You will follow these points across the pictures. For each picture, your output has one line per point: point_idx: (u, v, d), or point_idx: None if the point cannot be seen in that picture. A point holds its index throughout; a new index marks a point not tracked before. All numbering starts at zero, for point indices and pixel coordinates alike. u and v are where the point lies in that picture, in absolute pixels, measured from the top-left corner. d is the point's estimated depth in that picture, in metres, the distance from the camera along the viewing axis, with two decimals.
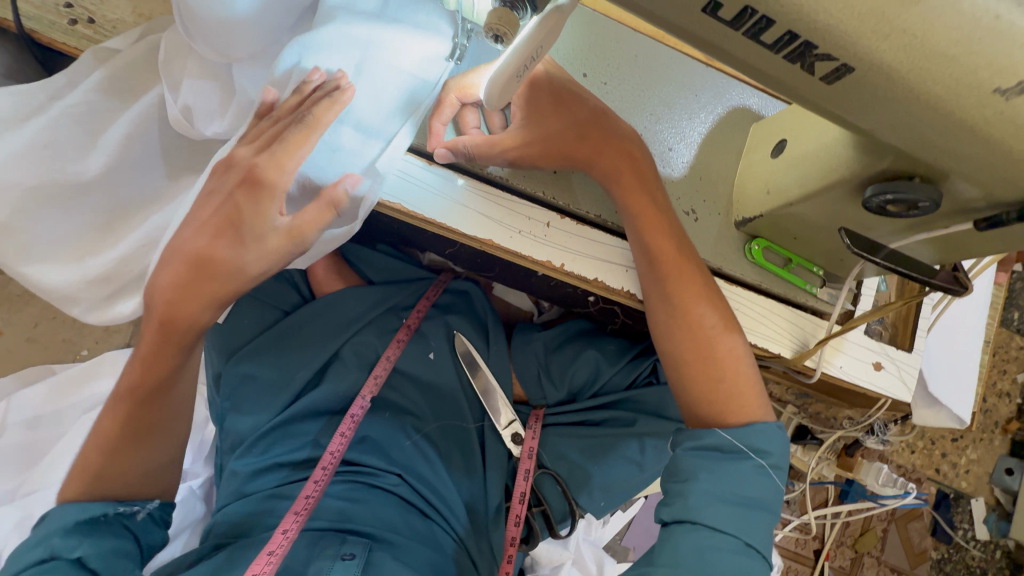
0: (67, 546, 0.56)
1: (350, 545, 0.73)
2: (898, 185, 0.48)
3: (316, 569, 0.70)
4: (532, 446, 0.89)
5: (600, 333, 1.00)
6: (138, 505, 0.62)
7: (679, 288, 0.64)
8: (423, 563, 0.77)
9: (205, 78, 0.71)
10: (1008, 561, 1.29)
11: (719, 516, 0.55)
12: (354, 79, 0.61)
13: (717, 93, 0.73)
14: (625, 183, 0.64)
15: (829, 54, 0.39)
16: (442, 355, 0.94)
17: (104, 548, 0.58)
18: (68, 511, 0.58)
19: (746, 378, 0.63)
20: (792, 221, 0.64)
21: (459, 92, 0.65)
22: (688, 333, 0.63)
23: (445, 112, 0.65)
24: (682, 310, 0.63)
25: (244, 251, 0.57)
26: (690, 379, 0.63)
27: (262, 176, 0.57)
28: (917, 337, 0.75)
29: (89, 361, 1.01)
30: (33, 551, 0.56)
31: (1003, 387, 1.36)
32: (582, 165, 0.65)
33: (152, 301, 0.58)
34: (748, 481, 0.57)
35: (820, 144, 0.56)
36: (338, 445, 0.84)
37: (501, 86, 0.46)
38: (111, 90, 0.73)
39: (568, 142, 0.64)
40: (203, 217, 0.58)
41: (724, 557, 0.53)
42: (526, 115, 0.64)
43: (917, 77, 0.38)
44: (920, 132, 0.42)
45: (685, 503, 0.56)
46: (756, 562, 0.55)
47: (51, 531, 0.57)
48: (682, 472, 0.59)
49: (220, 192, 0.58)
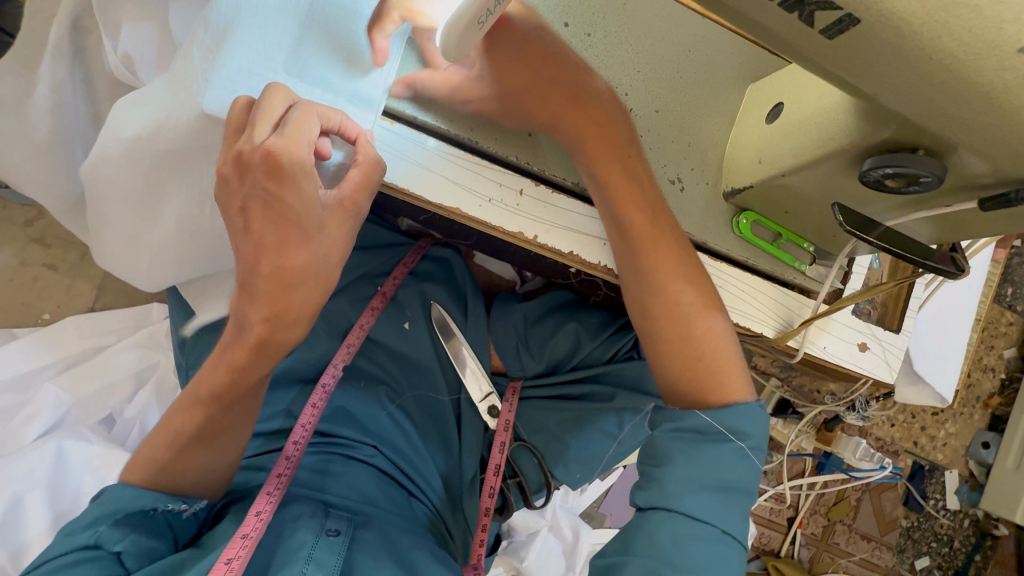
0: (111, 538, 0.56)
1: (333, 521, 0.69)
2: (900, 158, 0.43)
3: (296, 542, 0.65)
4: (508, 419, 0.87)
5: (582, 305, 0.96)
6: (186, 504, 0.63)
7: (651, 265, 0.59)
8: (401, 536, 0.74)
9: (145, 20, 0.65)
10: (974, 528, 1.33)
11: (695, 503, 0.53)
12: (310, 26, 0.55)
13: (711, 48, 0.66)
14: (593, 151, 0.59)
15: (831, 2, 0.34)
16: (417, 326, 0.90)
17: (143, 545, 0.58)
18: (126, 496, 0.59)
19: (726, 352, 0.60)
20: (784, 193, 0.59)
21: (405, 11, 0.54)
22: (662, 313, 0.59)
23: (390, 30, 0.55)
24: (655, 288, 0.59)
25: (314, 245, 0.52)
26: (666, 355, 0.60)
27: (287, 161, 0.49)
28: (906, 317, 0.73)
29: (51, 325, 0.97)
30: (83, 534, 0.56)
31: (989, 361, 1.33)
32: (545, 128, 0.60)
33: (246, 322, 0.54)
34: (726, 465, 0.55)
35: (817, 108, 0.51)
36: (311, 416, 0.80)
37: (458, 35, 0.41)
38: (72, 49, 0.69)
39: (535, 107, 0.59)
40: (258, 225, 0.51)
41: (700, 546, 0.52)
42: (494, 69, 0.58)
43: (931, 32, 0.33)
44: (930, 97, 0.37)
45: (662, 489, 0.55)
46: (733, 548, 0.54)
47: (102, 517, 0.57)
48: (659, 455, 0.57)
49: (253, 198, 0.50)
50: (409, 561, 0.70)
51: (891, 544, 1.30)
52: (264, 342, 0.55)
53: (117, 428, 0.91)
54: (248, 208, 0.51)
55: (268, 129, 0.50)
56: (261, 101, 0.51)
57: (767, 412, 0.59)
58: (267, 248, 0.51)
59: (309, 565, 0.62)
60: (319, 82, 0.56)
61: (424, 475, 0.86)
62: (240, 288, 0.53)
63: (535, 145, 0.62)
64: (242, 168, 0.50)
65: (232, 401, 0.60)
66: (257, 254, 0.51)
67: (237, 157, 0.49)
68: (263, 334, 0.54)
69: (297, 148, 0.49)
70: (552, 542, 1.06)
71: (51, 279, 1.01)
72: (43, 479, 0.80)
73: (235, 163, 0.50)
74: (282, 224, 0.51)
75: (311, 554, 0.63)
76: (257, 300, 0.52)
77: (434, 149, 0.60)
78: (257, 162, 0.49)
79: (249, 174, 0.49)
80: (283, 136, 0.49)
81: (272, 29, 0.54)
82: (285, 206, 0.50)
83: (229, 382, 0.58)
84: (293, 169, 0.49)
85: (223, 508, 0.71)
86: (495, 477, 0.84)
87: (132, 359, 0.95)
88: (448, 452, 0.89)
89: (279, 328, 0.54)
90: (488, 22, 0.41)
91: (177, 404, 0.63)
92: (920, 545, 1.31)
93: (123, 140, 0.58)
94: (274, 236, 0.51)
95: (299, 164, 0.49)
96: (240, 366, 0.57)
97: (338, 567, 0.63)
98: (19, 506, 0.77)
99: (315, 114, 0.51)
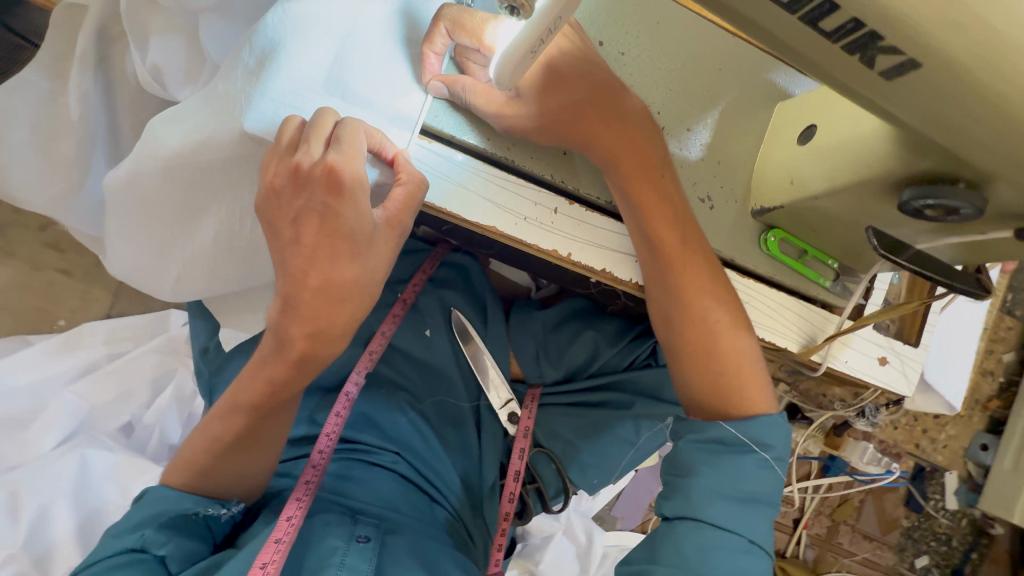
0: (157, 542, 0.57)
1: (362, 526, 0.70)
2: (941, 190, 0.45)
3: (329, 549, 0.65)
4: (528, 425, 0.87)
5: (599, 313, 0.97)
6: (224, 507, 0.63)
7: (682, 282, 0.60)
8: (427, 542, 0.74)
9: (172, 32, 0.64)
10: (972, 527, 1.36)
11: (721, 512, 0.54)
12: (352, 50, 0.56)
13: (741, 67, 0.66)
14: (624, 168, 0.59)
15: (895, 47, 0.35)
16: (438, 332, 0.90)
17: (185, 549, 0.59)
18: (170, 498, 0.60)
19: (756, 373, 0.61)
20: (813, 215, 0.60)
21: (451, 23, 0.55)
22: (691, 330, 0.60)
23: (438, 48, 0.57)
24: (685, 305, 0.60)
25: (364, 260, 0.52)
26: (694, 372, 0.60)
27: (347, 177, 0.49)
28: (924, 332, 0.75)
29: (67, 331, 0.97)
30: (128, 536, 0.56)
31: (988, 365, 1.36)
32: (579, 146, 0.59)
33: (287, 334, 0.54)
34: (749, 475, 0.56)
35: (853, 133, 0.52)
36: (334, 425, 0.80)
37: (513, 65, 0.41)
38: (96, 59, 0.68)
39: (569, 122, 0.58)
40: (305, 239, 0.51)
41: (728, 552, 0.53)
42: (541, 89, 0.56)
43: (991, 78, 0.34)
44: (977, 136, 0.38)
45: (687, 498, 0.56)
46: (758, 557, 0.55)
47: (146, 521, 0.58)
48: (683, 466, 0.58)
49: (308, 210, 0.51)
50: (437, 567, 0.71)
51: (891, 543, 1.34)
52: (306, 357, 0.56)
53: (136, 435, 0.92)
54: (300, 222, 0.51)
55: (320, 145, 0.51)
56: (314, 117, 0.51)
57: (788, 423, 0.60)
58: (319, 259, 0.51)
59: (341, 571, 0.63)
60: (360, 101, 0.56)
61: (444, 479, 0.86)
62: (282, 301, 0.53)
63: (571, 162, 0.64)
64: (298, 182, 0.50)
65: (271, 411, 0.60)
66: (305, 266, 0.52)
67: (295, 170, 0.50)
68: (306, 350, 0.54)
69: (355, 164, 0.50)
70: (566, 545, 1.08)
71: (66, 285, 1.00)
72: (66, 488, 0.80)
73: (291, 174, 0.50)
74: (334, 239, 0.51)
75: (343, 561, 0.64)
76: (300, 314, 0.53)
77: (468, 166, 0.60)
78: (317, 178, 0.49)
79: (306, 187, 0.50)
80: (341, 152, 0.50)
81: (313, 50, 0.55)
82: (339, 220, 0.50)
83: (267, 394, 0.59)
84: (351, 184, 0.50)
85: (258, 507, 0.71)
86: (515, 483, 0.86)
87: (149, 366, 0.95)
88: (467, 455, 0.88)
89: (322, 342, 0.54)
90: (540, 50, 0.41)
91: (212, 412, 0.63)
92: (919, 545, 1.35)
93: (159, 158, 0.57)
94: (324, 250, 0.51)
95: (358, 180, 0.50)
96: (281, 379, 0.57)
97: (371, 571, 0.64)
98: (44, 516, 0.77)
99: (362, 132, 0.52)
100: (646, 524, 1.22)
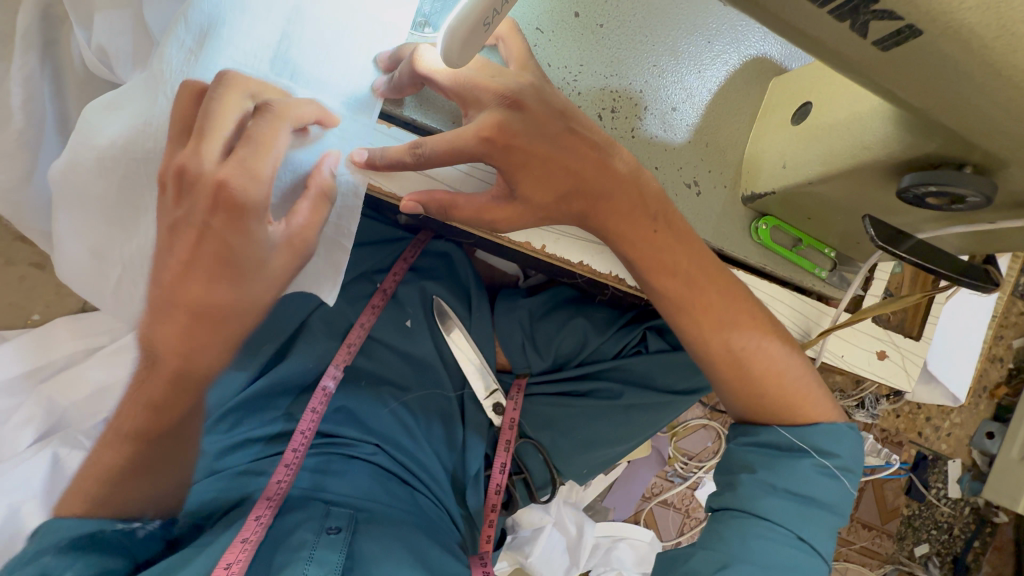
0: (57, 566, 0.53)
1: (334, 518, 0.67)
2: (941, 175, 0.40)
3: (297, 540, 0.63)
4: (514, 417, 0.84)
5: (588, 301, 0.93)
6: (138, 522, 0.60)
7: (682, 287, 0.57)
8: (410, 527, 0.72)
9: (117, 9, 0.59)
10: (974, 515, 1.34)
11: (775, 507, 0.52)
12: (302, 25, 0.52)
13: (735, 39, 0.61)
14: (597, 170, 0.53)
15: (892, 12, 0.30)
16: (419, 323, 0.86)
17: (97, 566, 0.55)
18: (65, 525, 0.56)
19: (776, 369, 0.57)
20: (808, 200, 0.56)
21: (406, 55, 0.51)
22: (705, 326, 0.57)
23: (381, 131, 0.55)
24: (685, 302, 0.57)
25: None
26: (732, 386, 0.57)
27: (238, 196, 0.47)
28: (928, 324, 0.71)
29: (40, 327, 0.94)
30: (26, 568, 0.53)
31: (998, 352, 1.31)
32: (537, 159, 0.51)
33: None
34: (810, 481, 0.53)
35: (851, 112, 0.47)
36: (310, 422, 0.77)
37: (463, 32, 0.34)
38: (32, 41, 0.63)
39: (528, 184, 0.52)
40: None
41: (777, 548, 0.50)
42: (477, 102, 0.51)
43: (1004, 47, 0.29)
44: (986, 113, 0.34)
45: (735, 491, 0.54)
46: (812, 560, 0.52)
47: (42, 549, 0.54)
48: (735, 465, 0.56)
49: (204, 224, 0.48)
50: (427, 555, 0.68)
51: (891, 532, 1.30)
52: None
53: None
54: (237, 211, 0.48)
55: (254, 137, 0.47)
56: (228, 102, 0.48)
57: (858, 432, 0.58)
58: None
59: (310, 565, 0.60)
60: (312, 83, 0.52)
61: (430, 470, 0.82)
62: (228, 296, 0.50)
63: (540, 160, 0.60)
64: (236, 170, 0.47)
65: None
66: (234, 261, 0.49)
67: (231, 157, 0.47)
68: None
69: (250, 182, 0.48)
70: (557, 538, 1.06)
71: (40, 279, 0.97)
72: (40, 488, 0.78)
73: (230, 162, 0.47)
74: None
75: (312, 554, 0.61)
76: None
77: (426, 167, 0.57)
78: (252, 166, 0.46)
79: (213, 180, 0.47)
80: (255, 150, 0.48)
81: (260, 28, 0.51)
82: None
83: None
84: (243, 204, 0.48)
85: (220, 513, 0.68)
86: (501, 474, 0.83)
87: None
88: (452, 448, 0.84)
89: None
90: (493, 23, 0.36)
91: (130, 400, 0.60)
92: (920, 533, 1.31)
93: (96, 145, 0.54)
94: None
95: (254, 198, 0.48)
96: None
97: (340, 562, 0.61)
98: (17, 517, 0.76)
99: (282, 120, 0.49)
100: (638, 514, 1.19)
